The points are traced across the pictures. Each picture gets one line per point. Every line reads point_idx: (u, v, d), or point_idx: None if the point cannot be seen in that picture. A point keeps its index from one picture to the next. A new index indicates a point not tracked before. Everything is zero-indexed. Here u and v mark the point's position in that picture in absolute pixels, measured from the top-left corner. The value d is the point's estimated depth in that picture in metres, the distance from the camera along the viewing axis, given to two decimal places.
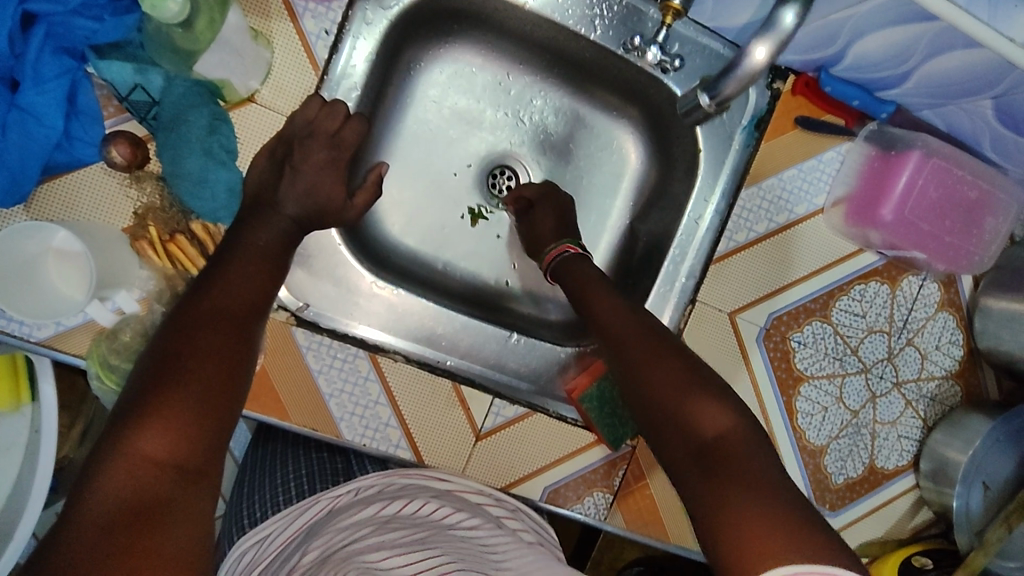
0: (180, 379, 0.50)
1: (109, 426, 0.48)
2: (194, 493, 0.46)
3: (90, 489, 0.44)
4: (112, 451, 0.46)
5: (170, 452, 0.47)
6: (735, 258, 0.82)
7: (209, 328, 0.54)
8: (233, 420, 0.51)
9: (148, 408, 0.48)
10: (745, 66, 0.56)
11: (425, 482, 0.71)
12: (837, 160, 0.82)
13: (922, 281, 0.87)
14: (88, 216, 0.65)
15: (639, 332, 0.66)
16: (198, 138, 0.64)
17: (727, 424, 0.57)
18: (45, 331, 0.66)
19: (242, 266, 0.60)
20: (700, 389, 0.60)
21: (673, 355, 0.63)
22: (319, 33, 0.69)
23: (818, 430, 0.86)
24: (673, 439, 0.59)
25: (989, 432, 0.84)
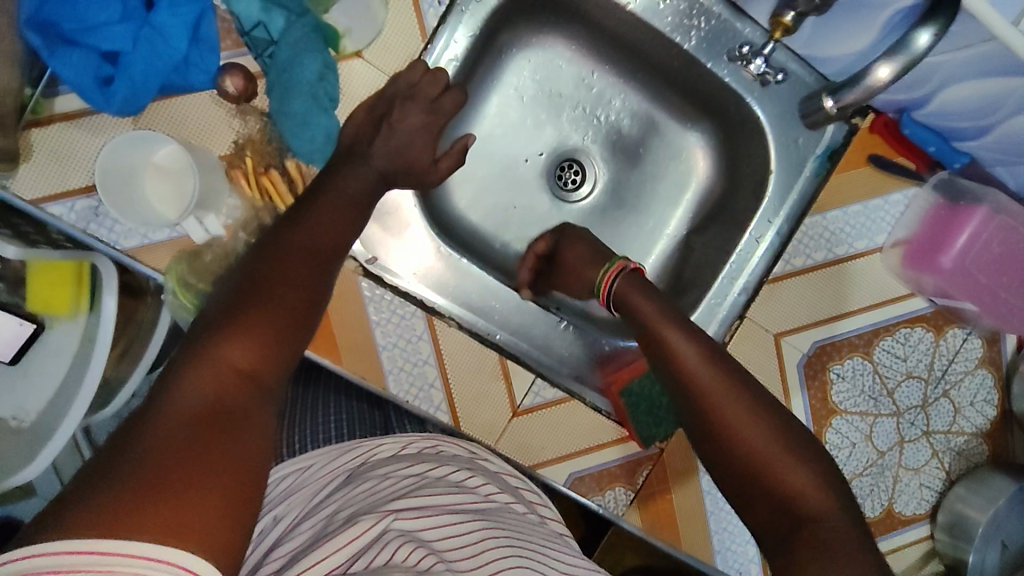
0: (265, 305, 0.56)
1: (194, 335, 0.53)
2: (264, 402, 0.51)
3: (177, 384, 0.48)
4: (199, 356, 0.51)
5: (250, 364, 0.52)
6: (789, 281, 0.84)
7: (294, 261, 0.61)
8: (297, 352, 0.57)
9: (235, 324, 0.53)
10: (869, 80, 0.65)
11: (460, 453, 0.74)
12: (901, 204, 0.84)
13: (966, 335, 0.88)
14: (190, 138, 0.68)
15: (728, 384, 0.63)
16: (309, 82, 0.66)
17: (817, 504, 0.57)
18: (130, 241, 0.68)
19: (327, 211, 0.66)
20: (792, 466, 0.59)
21: (776, 416, 0.63)
22: (432, 2, 0.72)
23: (842, 464, 0.88)
24: (760, 505, 0.59)
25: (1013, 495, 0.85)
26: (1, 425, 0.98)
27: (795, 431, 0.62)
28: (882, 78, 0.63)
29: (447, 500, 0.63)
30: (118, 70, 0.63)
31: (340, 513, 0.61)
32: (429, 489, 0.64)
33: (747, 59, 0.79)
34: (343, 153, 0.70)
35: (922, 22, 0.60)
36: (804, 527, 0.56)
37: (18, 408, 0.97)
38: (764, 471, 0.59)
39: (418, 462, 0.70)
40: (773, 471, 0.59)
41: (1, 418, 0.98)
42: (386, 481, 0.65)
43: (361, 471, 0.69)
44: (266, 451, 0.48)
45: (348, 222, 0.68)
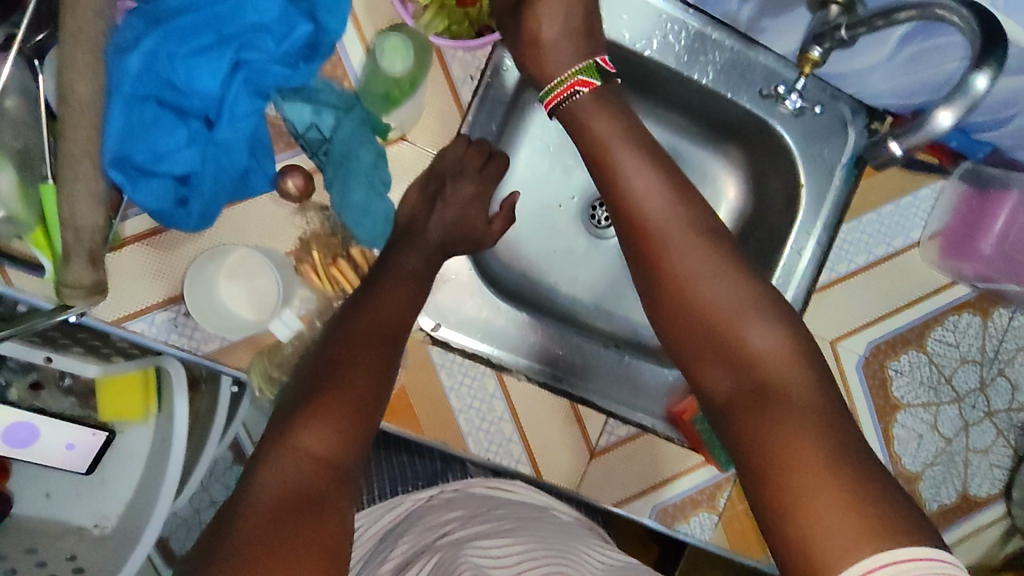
0: (336, 386, 0.58)
1: (275, 420, 0.57)
2: (345, 487, 0.53)
3: (262, 477, 0.52)
4: (277, 447, 0.54)
5: (326, 449, 0.54)
6: (837, 286, 0.87)
7: (361, 344, 0.62)
8: (377, 426, 0.59)
9: (311, 409, 0.56)
10: (930, 128, 0.61)
11: (497, 490, 0.80)
12: (931, 197, 0.87)
13: (1012, 314, 0.91)
14: (259, 241, 0.71)
15: (705, 252, 0.62)
16: (365, 172, 0.70)
17: (782, 354, 0.58)
18: (212, 343, 0.71)
19: (391, 287, 0.68)
20: (753, 320, 0.59)
21: (743, 285, 0.61)
22: (465, 79, 0.75)
23: (913, 456, 0.90)
24: (713, 362, 0.59)
25: None
26: (82, 534, 0.99)
27: (781, 321, 0.59)
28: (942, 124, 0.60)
29: (490, 526, 0.69)
30: (191, 189, 0.66)
31: (392, 560, 0.70)
32: (476, 521, 0.71)
33: (782, 96, 0.84)
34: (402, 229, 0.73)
35: (978, 65, 0.58)
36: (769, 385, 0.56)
37: (99, 515, 0.99)
38: (721, 325, 0.59)
39: (464, 503, 0.76)
40: (727, 355, 0.59)
41: (83, 527, 0.99)
42: (437, 523, 0.73)
43: (417, 514, 0.77)
44: (347, 531, 0.51)
45: (415, 294, 0.70)
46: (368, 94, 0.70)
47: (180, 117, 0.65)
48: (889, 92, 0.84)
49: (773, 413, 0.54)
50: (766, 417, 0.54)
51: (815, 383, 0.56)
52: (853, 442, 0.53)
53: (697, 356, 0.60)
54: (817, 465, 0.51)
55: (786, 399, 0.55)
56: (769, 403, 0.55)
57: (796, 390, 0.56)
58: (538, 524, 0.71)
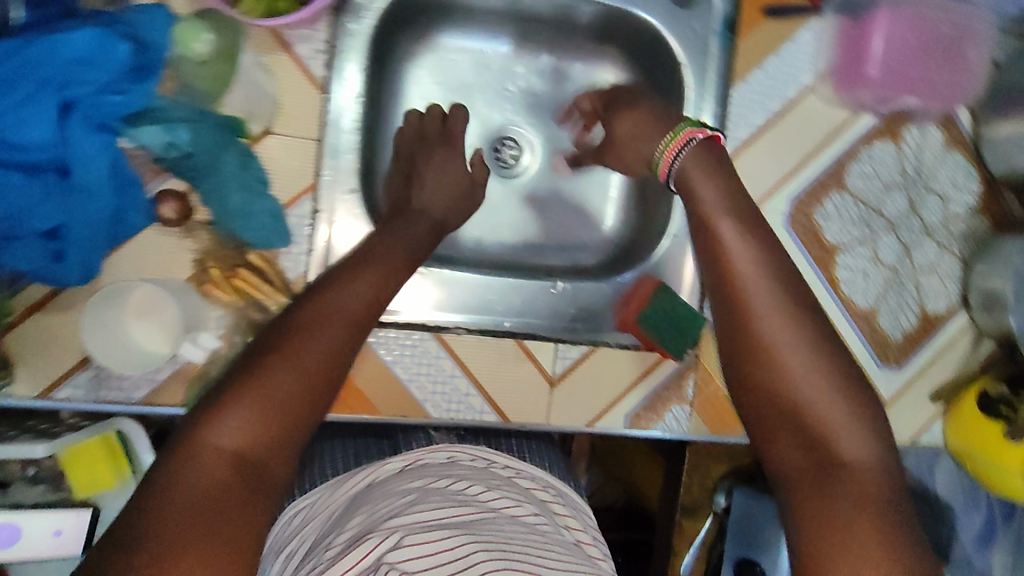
0: (268, 378, 0.51)
1: (198, 403, 0.51)
2: (260, 492, 0.48)
3: (170, 467, 0.47)
4: (191, 436, 0.48)
5: (245, 445, 0.48)
6: (744, 154, 0.86)
7: (309, 329, 0.55)
8: (313, 421, 0.52)
9: (236, 400, 0.50)
10: None
11: (473, 457, 0.82)
12: (811, 38, 0.86)
13: (923, 129, 0.91)
14: (156, 274, 0.71)
15: (769, 286, 0.58)
16: (236, 174, 0.70)
17: (869, 457, 0.53)
18: (144, 388, 0.71)
19: (362, 276, 0.62)
20: (818, 385, 0.55)
21: (842, 398, 0.55)
22: (314, 56, 0.75)
23: (864, 294, 0.91)
24: (763, 417, 0.56)
25: None
26: None
27: (858, 387, 0.56)
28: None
29: (443, 514, 0.64)
30: (65, 242, 0.65)
31: (340, 536, 0.64)
32: (426, 504, 0.65)
33: None
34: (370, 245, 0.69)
35: None
36: (843, 463, 0.53)
37: None
38: (780, 373, 0.56)
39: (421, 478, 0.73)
40: (803, 425, 0.54)
41: None
42: (388, 500, 0.68)
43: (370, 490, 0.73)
44: (253, 544, 0.46)
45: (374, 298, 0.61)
46: (203, 95, 0.69)
47: (30, 174, 0.63)
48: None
49: (835, 494, 0.51)
50: (830, 498, 0.51)
51: (884, 462, 0.53)
52: (911, 527, 0.51)
53: (771, 429, 0.55)
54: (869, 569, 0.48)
55: (852, 473, 0.52)
56: (815, 480, 0.53)
57: (867, 477, 0.52)
58: (497, 516, 0.67)
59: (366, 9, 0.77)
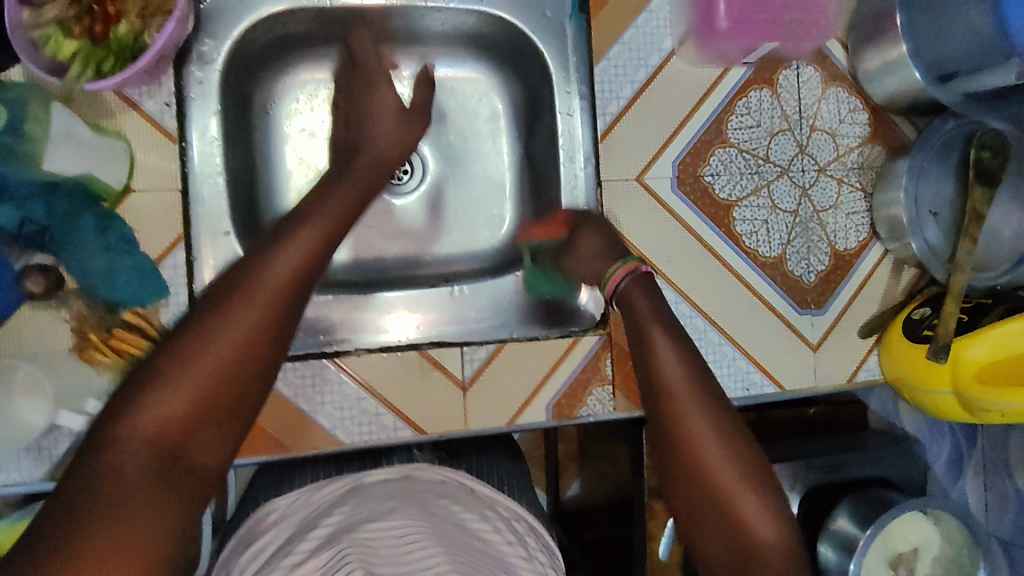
0: (186, 367, 0.52)
1: (122, 392, 0.52)
2: (178, 485, 0.50)
3: (93, 462, 0.48)
4: (113, 427, 0.50)
5: (162, 435, 0.50)
6: (617, 128, 0.85)
7: (235, 310, 0.56)
8: (238, 405, 0.54)
9: (156, 388, 0.51)
10: None
11: (445, 474, 0.83)
12: (664, 4, 0.86)
13: (797, 70, 0.90)
14: (37, 350, 0.72)
15: (702, 400, 0.63)
16: (94, 238, 0.69)
17: (773, 533, 0.57)
18: (43, 465, 0.72)
19: (288, 253, 0.61)
20: (750, 484, 0.59)
21: (750, 472, 0.60)
22: (161, 108, 0.75)
23: (768, 243, 0.90)
24: (700, 518, 0.60)
25: (908, 167, 0.86)
26: None
27: (766, 483, 0.60)
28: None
29: (416, 531, 0.65)
30: None
31: (315, 537, 0.67)
32: (400, 519, 0.67)
33: None
34: (298, 212, 0.68)
35: None
36: (756, 552, 0.57)
37: None
38: (707, 475, 0.60)
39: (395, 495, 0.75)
40: (720, 503, 0.59)
41: None
42: (366, 510, 0.71)
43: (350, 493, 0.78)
44: (169, 534, 0.47)
45: (301, 274, 0.61)
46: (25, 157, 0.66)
47: None
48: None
49: None
50: None
51: (794, 551, 0.58)
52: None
53: (697, 520, 0.60)
54: None
55: (764, 559, 0.56)
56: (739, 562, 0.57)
57: (772, 553, 0.57)
58: (473, 538, 0.69)
59: (212, 54, 0.77)
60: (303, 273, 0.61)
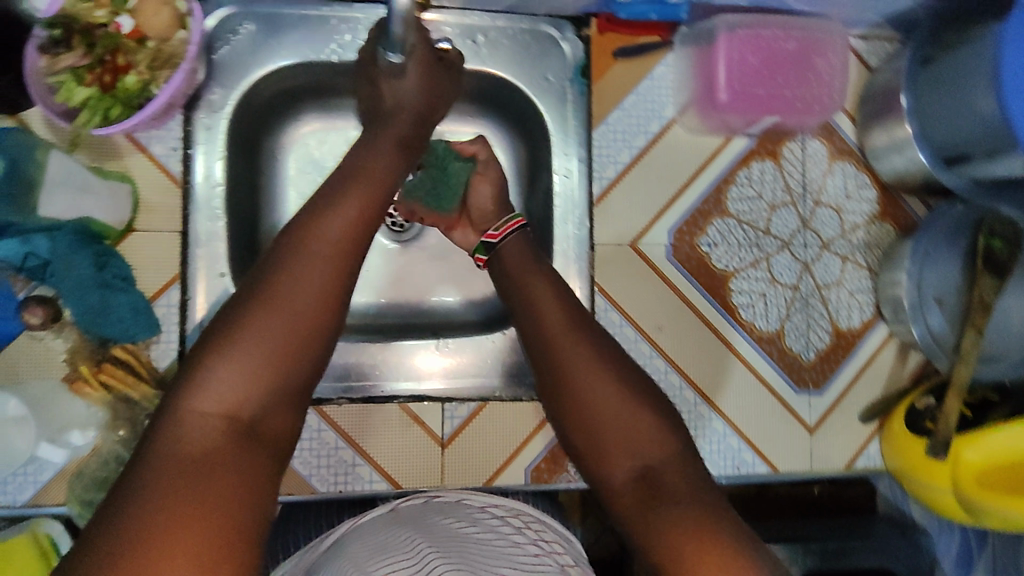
0: (251, 328, 0.50)
1: (187, 358, 0.50)
2: (253, 453, 0.48)
3: (170, 430, 0.47)
4: (181, 397, 0.48)
5: (233, 404, 0.48)
6: (612, 193, 0.86)
7: (293, 266, 0.52)
8: (307, 365, 0.52)
9: (219, 354, 0.49)
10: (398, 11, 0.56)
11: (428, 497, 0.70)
12: (667, 72, 0.87)
13: (802, 143, 0.89)
14: (29, 378, 0.74)
15: (581, 334, 0.65)
16: (91, 277, 0.72)
17: (668, 451, 0.59)
18: (27, 490, 0.73)
19: (348, 201, 0.56)
20: (637, 405, 0.61)
21: (634, 393, 0.62)
22: (169, 152, 0.79)
23: (765, 317, 0.87)
24: (582, 440, 0.62)
25: (913, 250, 0.83)
26: None
27: (672, 416, 0.62)
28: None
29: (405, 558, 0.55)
30: None
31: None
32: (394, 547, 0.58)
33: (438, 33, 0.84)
34: (347, 170, 0.60)
35: None
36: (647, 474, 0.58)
37: None
38: (601, 420, 0.61)
39: (391, 517, 0.65)
40: (623, 430, 0.60)
41: None
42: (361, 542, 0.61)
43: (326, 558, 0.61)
44: (252, 499, 0.46)
45: (360, 221, 0.56)
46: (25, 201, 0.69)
47: None
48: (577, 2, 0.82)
49: (663, 509, 0.55)
50: (657, 510, 0.55)
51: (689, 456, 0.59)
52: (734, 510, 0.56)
53: (602, 456, 0.60)
54: (689, 533, 0.53)
55: (667, 474, 0.57)
56: (653, 496, 0.56)
57: (678, 469, 0.58)
58: (473, 543, 0.58)
59: (220, 102, 0.79)
60: (362, 224, 0.56)
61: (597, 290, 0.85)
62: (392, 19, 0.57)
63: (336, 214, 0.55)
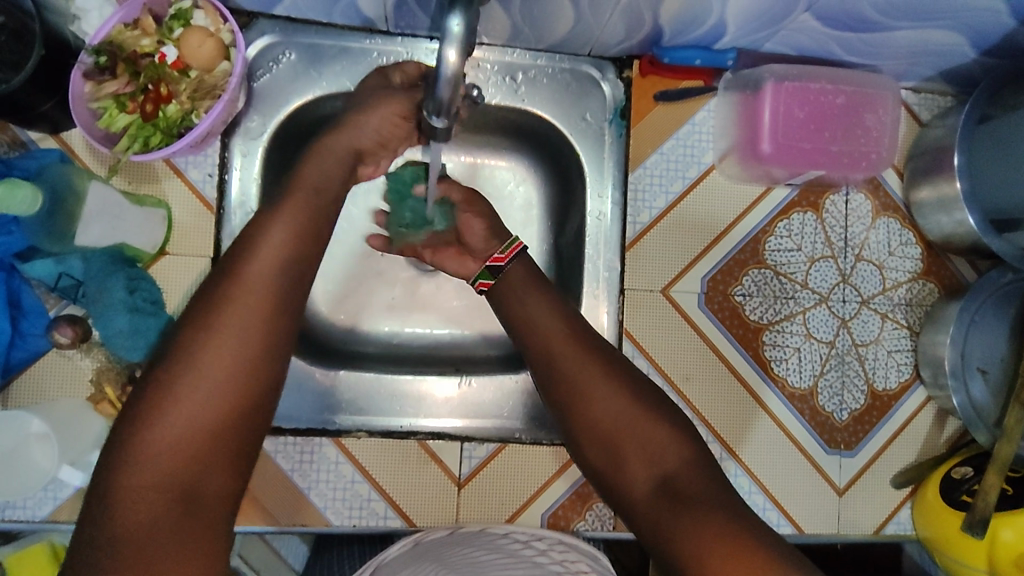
0: (177, 391, 0.47)
1: (118, 426, 0.47)
2: (199, 521, 0.46)
3: (105, 513, 0.44)
4: (114, 474, 0.45)
5: (168, 474, 0.46)
6: (647, 238, 0.84)
7: (217, 319, 0.49)
8: (243, 420, 0.48)
9: (145, 424, 0.46)
10: (444, 74, 0.49)
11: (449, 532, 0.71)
12: (709, 117, 0.85)
13: (846, 196, 0.87)
14: (56, 396, 0.74)
15: (586, 362, 0.62)
16: (120, 300, 0.72)
17: (685, 457, 0.58)
18: (46, 507, 0.74)
19: (270, 245, 0.52)
20: (659, 413, 0.60)
21: (648, 403, 0.61)
22: (204, 178, 0.79)
23: (799, 373, 0.85)
24: (595, 453, 0.60)
25: (959, 315, 0.80)
26: None
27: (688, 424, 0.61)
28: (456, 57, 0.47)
29: None
30: None
31: None
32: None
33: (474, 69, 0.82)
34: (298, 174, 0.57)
35: None
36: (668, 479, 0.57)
37: None
38: (614, 431, 0.59)
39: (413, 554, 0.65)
40: (643, 442, 0.58)
41: None
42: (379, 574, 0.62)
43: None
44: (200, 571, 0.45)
45: (310, 241, 0.54)
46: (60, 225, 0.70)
47: None
48: (622, 45, 0.80)
49: (688, 508, 0.54)
50: (679, 514, 0.54)
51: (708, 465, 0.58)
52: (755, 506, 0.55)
53: (615, 464, 0.59)
54: (715, 529, 0.52)
55: (686, 480, 0.56)
56: (677, 500, 0.55)
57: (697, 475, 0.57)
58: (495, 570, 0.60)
59: (258, 130, 0.80)
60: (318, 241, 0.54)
61: (625, 335, 0.83)
62: (440, 82, 0.50)
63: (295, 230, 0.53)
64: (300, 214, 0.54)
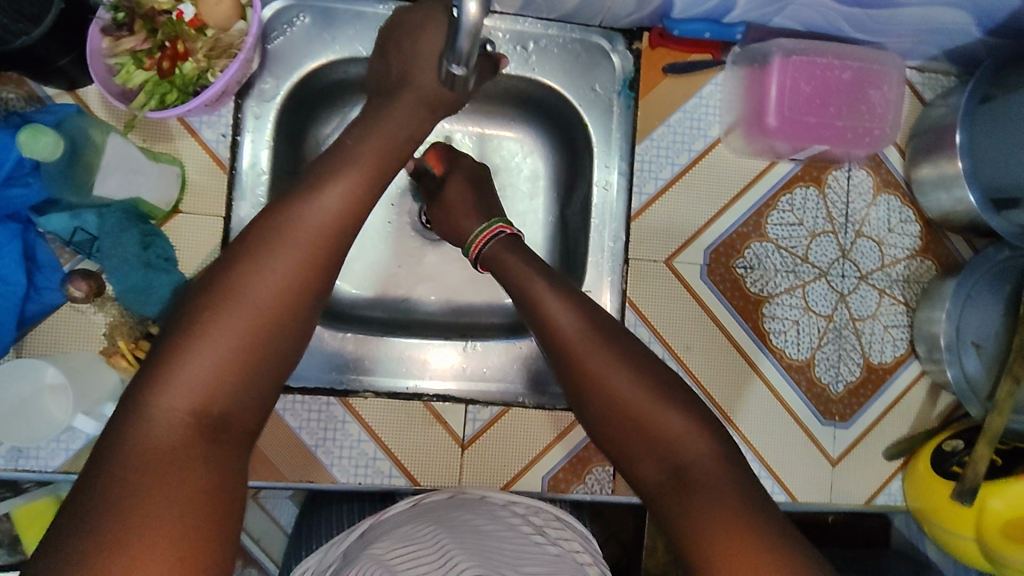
0: (215, 325, 0.47)
1: (153, 355, 0.48)
2: (222, 451, 0.46)
3: (131, 434, 0.44)
4: (143, 398, 0.45)
5: (199, 403, 0.46)
6: (651, 209, 0.85)
7: (263, 260, 0.49)
8: (275, 361, 0.49)
9: (181, 354, 0.46)
10: (466, 24, 0.53)
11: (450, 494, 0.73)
12: (716, 91, 0.86)
13: (848, 172, 0.88)
14: (70, 348, 0.76)
15: (600, 338, 0.62)
16: (135, 255, 0.73)
17: (699, 447, 0.57)
18: (59, 457, 0.75)
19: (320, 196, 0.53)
20: (667, 399, 0.59)
21: (659, 388, 0.60)
22: (218, 138, 0.80)
23: (797, 345, 0.86)
24: (607, 430, 0.60)
25: (956, 291, 0.82)
26: None
27: (699, 409, 0.60)
28: (475, 8, 0.52)
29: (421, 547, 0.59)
30: None
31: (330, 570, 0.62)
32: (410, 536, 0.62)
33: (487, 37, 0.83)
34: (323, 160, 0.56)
35: None
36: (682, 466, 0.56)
37: None
38: (630, 410, 0.58)
39: (411, 514, 0.67)
40: (655, 423, 0.58)
41: None
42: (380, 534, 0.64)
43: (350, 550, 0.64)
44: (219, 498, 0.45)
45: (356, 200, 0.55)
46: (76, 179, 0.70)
47: None
48: (632, 17, 0.81)
49: (694, 498, 0.53)
50: (686, 503, 0.54)
51: (724, 458, 0.57)
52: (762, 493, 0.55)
53: (626, 446, 0.58)
54: (721, 522, 0.52)
55: (697, 470, 0.55)
56: (685, 489, 0.54)
57: (708, 464, 0.56)
58: (497, 541, 0.61)
59: (271, 92, 0.81)
60: (347, 217, 0.53)
61: (628, 303, 0.84)
62: (460, 34, 0.54)
63: (318, 204, 0.52)
64: (327, 185, 0.53)
